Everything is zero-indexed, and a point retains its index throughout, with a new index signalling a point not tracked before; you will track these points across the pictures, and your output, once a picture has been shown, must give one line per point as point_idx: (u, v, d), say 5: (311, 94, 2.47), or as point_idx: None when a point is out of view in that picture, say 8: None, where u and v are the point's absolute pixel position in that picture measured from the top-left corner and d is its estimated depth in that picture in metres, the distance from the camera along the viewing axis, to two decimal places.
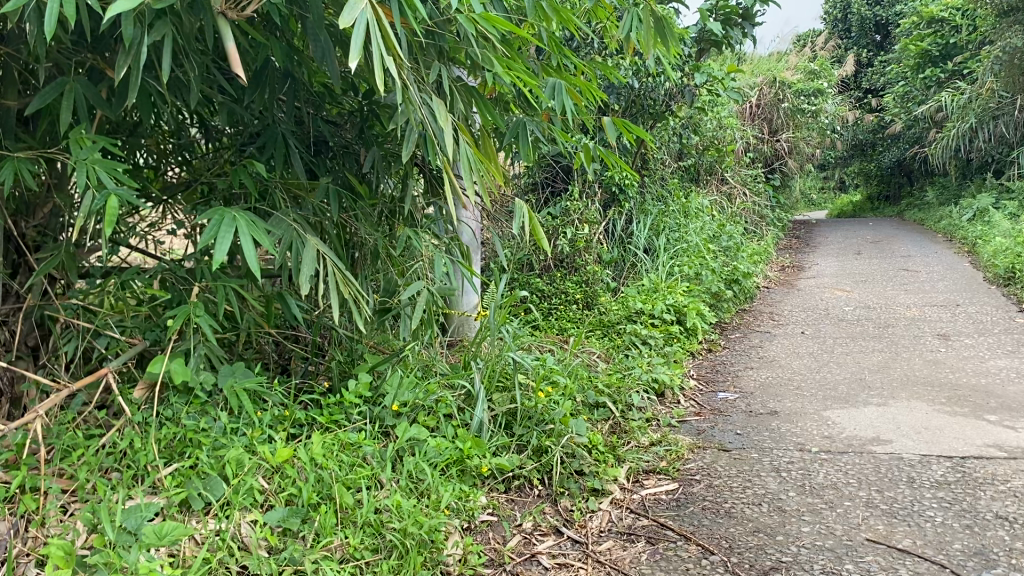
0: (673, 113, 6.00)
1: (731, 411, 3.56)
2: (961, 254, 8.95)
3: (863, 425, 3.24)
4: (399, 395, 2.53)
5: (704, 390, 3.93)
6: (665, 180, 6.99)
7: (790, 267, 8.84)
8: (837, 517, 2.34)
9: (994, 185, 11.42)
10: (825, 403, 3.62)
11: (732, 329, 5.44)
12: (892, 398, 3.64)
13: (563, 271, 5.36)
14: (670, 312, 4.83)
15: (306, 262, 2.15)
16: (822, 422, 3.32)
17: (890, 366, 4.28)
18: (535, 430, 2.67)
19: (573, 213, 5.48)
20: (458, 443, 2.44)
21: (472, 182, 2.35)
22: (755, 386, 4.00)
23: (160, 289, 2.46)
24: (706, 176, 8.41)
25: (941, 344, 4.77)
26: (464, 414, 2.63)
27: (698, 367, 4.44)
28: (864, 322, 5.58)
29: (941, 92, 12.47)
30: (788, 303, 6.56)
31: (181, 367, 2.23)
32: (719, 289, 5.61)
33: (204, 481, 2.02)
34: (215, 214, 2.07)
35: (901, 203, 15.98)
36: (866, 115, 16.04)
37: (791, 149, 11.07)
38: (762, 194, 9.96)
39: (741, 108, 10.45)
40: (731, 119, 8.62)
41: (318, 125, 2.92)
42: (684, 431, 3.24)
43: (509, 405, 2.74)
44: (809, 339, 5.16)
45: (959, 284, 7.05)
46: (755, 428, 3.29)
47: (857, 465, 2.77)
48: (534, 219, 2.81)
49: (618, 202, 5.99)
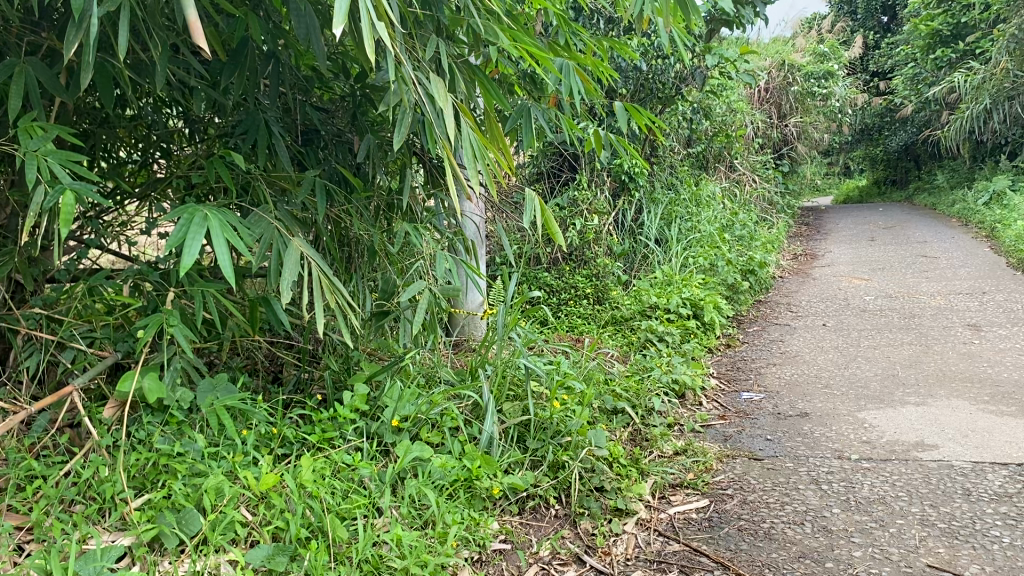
0: (683, 96, 5.74)
1: (757, 413, 3.32)
2: (979, 240, 8.67)
3: (903, 428, 2.99)
4: (400, 409, 2.28)
5: (726, 390, 3.68)
6: (675, 167, 6.73)
7: (803, 255, 8.58)
8: (890, 539, 2.10)
9: (1009, 167, 11.11)
10: (858, 403, 3.37)
11: (750, 322, 5.19)
12: (930, 396, 3.39)
13: (572, 264, 5.11)
14: (686, 306, 4.59)
15: (288, 268, 1.91)
16: (859, 425, 3.07)
17: (923, 360, 4.02)
18: (550, 444, 2.42)
19: (581, 204, 5.24)
20: (465, 461, 2.19)
21: (476, 170, 2.08)
22: (781, 385, 3.76)
23: (133, 295, 2.22)
24: (715, 163, 8.14)
25: (973, 335, 4.52)
26: (471, 428, 2.38)
27: (718, 365, 4.20)
28: (888, 313, 5.32)
29: (953, 72, 12.15)
30: (805, 293, 6.31)
31: (155, 383, 1.98)
32: (735, 281, 5.36)
33: (179, 515, 1.78)
34: (184, 212, 1.83)
35: (910, 187, 15.69)
36: (874, 99, 15.73)
37: (800, 134, 10.80)
38: (772, 181, 9.70)
39: (749, 92, 10.17)
40: (740, 104, 8.34)
41: (306, 113, 2.68)
42: (710, 438, 3.00)
43: (521, 416, 2.49)
44: (832, 331, 4.90)
45: (982, 271, 6.78)
46: (786, 432, 3.04)
47: (903, 475, 2.52)
48: (546, 211, 2.53)
49: (628, 191, 5.73)
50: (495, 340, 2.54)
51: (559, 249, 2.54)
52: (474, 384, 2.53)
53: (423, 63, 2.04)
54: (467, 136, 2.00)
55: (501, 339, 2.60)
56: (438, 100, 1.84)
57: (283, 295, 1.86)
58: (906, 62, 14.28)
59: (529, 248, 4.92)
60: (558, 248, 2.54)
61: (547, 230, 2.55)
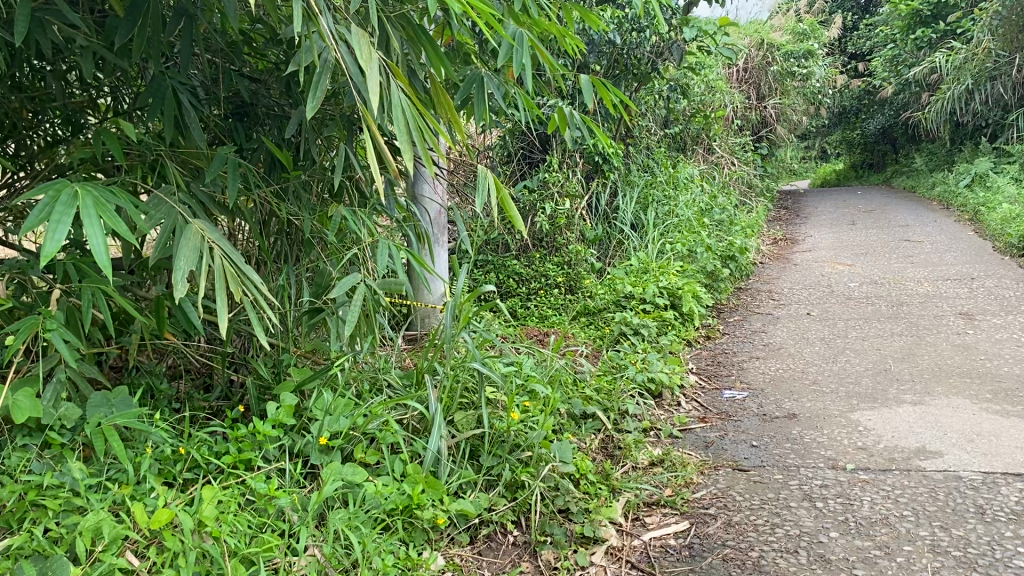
0: (660, 72, 5.42)
1: (741, 415, 3.02)
2: (963, 223, 8.46)
3: (902, 431, 2.71)
4: (330, 424, 1.96)
5: (707, 388, 3.39)
6: (651, 149, 6.42)
7: (784, 240, 8.33)
8: (898, 572, 1.81)
9: (989, 149, 10.92)
10: (850, 402, 3.09)
11: (731, 312, 4.91)
12: (928, 394, 3.12)
13: (542, 251, 4.81)
14: (663, 296, 4.29)
15: (181, 256, 1.58)
16: (852, 428, 2.78)
17: (917, 353, 3.76)
18: (508, 460, 2.10)
19: (551, 187, 4.91)
20: (405, 485, 1.87)
21: (415, 146, 1.75)
22: (766, 381, 3.47)
23: (11, 294, 1.87)
24: (693, 145, 7.84)
25: (966, 324, 4.26)
26: (416, 443, 2.06)
27: (697, 358, 3.91)
28: (875, 301, 5.06)
29: (934, 52, 11.92)
30: (787, 280, 6.03)
31: (29, 402, 1.64)
32: (715, 268, 5.07)
33: (43, 564, 1.46)
34: (48, 192, 1.50)
35: (887, 170, 15.51)
36: (853, 81, 15.50)
37: (779, 115, 10.51)
38: (752, 163, 9.41)
39: (728, 72, 9.87)
40: (718, 84, 8.04)
41: (233, 83, 2.33)
42: (689, 445, 2.70)
43: (475, 429, 2.14)
44: (818, 321, 4.62)
45: (968, 256, 6.55)
46: (773, 437, 2.74)
47: (906, 491, 2.23)
48: (502, 192, 2.20)
49: (601, 173, 5.42)
50: (447, 338, 2.22)
51: (520, 233, 2.24)
52: (421, 390, 2.19)
53: (344, 15, 1.73)
54: (401, 100, 1.69)
55: (455, 334, 2.23)
56: (360, 57, 1.54)
57: (174, 286, 1.52)
58: (885, 42, 14.06)
59: (495, 234, 4.60)
60: (519, 230, 2.24)
61: (505, 212, 2.23)
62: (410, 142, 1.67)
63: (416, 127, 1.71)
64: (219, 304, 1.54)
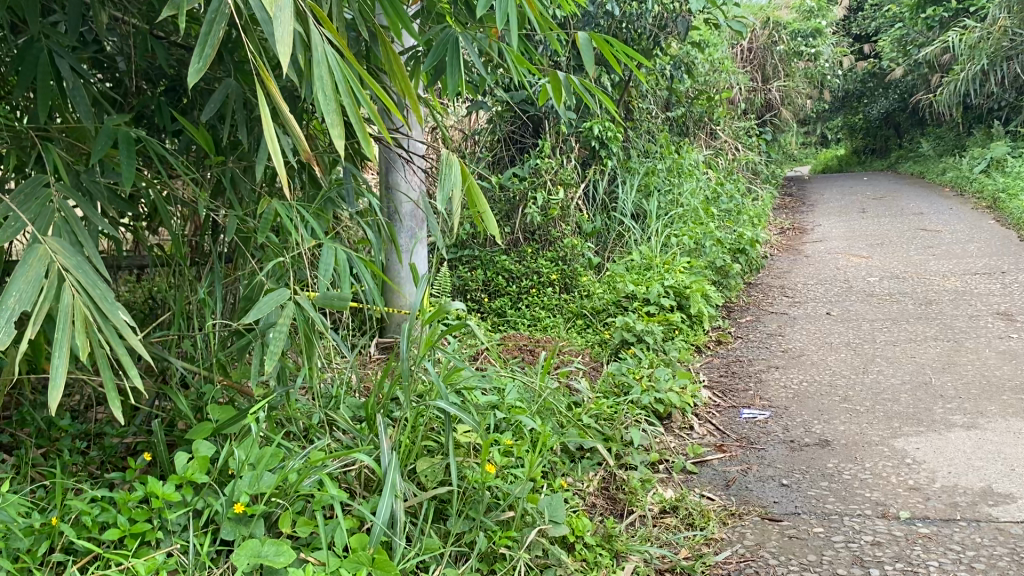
0: (664, 47, 4.96)
1: (765, 442, 2.58)
2: (980, 210, 8.02)
3: (960, 465, 2.28)
4: (243, 485, 1.51)
5: (722, 406, 2.96)
6: (653, 133, 5.97)
7: (791, 229, 7.91)
8: None
9: (1003, 134, 10.48)
10: (891, 425, 2.65)
11: (741, 312, 4.46)
12: (981, 414, 2.68)
13: (535, 246, 4.39)
14: (669, 296, 3.85)
15: (13, 293, 1.15)
16: (900, 460, 2.36)
17: (958, 360, 3.33)
18: (482, 524, 1.65)
19: (544, 173, 4.45)
20: (344, 568, 1.42)
21: (352, 119, 1.28)
22: (788, 397, 3.04)
23: None
24: (696, 129, 7.39)
25: (1007, 326, 3.83)
26: (366, 502, 1.61)
27: (708, 368, 3.47)
28: (900, 298, 4.63)
29: (945, 32, 11.42)
30: (799, 274, 5.60)
31: None
32: (725, 263, 4.62)
33: None
34: None
35: (891, 156, 15.08)
36: (857, 64, 15.01)
37: (785, 99, 10.03)
38: (757, 149, 8.96)
39: (733, 52, 9.39)
40: (723, 64, 7.57)
41: (145, 46, 1.85)
42: (707, 484, 2.26)
43: (441, 483, 1.68)
44: (839, 322, 4.19)
45: (993, 246, 6.12)
46: (807, 473, 2.30)
47: (982, 553, 1.80)
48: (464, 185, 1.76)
49: (599, 160, 4.95)
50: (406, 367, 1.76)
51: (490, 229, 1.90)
52: (373, 434, 1.73)
53: None
54: (328, 54, 1.24)
55: (417, 364, 1.77)
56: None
57: None
58: (894, 22, 13.56)
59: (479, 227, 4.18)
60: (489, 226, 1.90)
61: (475, 205, 1.89)
62: (338, 114, 1.22)
63: (349, 92, 1.26)
64: (57, 363, 1.13)
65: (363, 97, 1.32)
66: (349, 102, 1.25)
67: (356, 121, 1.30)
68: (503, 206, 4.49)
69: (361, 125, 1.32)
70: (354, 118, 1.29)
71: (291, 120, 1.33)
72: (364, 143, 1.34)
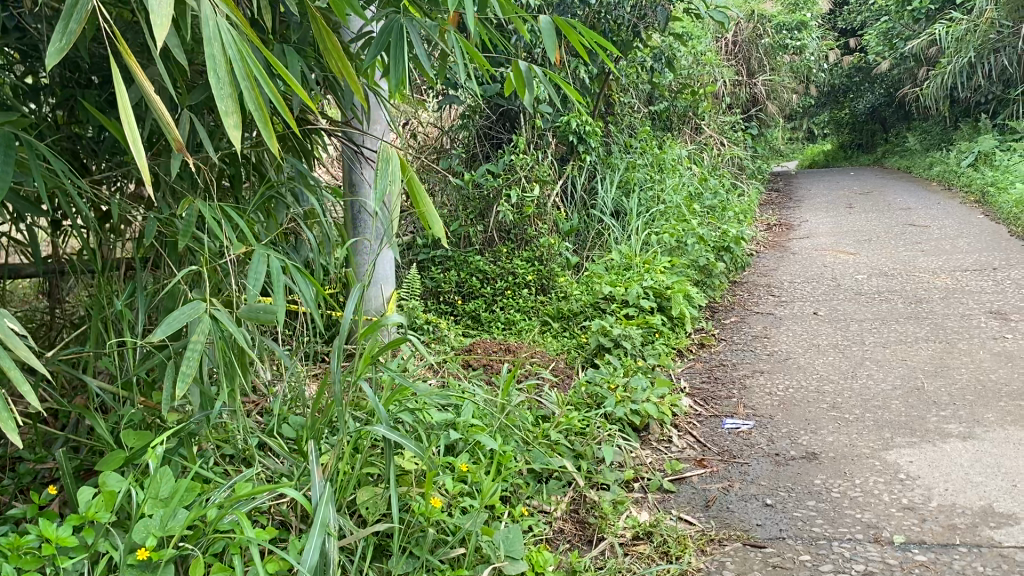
0: (643, 38, 4.77)
1: (749, 456, 2.41)
2: (968, 205, 7.88)
3: (958, 482, 2.11)
4: (153, 525, 1.32)
5: (704, 416, 2.78)
6: (634, 127, 5.79)
7: (777, 225, 7.76)
8: None
9: (989, 127, 10.36)
10: (883, 436, 2.48)
11: (725, 312, 4.30)
12: (978, 423, 2.52)
13: (510, 245, 4.21)
14: (649, 298, 3.68)
15: None
16: (893, 476, 2.19)
17: (950, 363, 3.17)
18: (428, 563, 1.46)
19: (518, 169, 4.26)
20: None
21: (250, 101, 1.16)
22: (773, 404, 2.87)
23: None
24: (680, 124, 7.22)
25: (1000, 326, 3.67)
26: (295, 541, 1.42)
27: (690, 374, 3.30)
28: (888, 296, 4.48)
29: (932, 24, 11.28)
30: (785, 271, 5.45)
31: None
32: (708, 262, 4.45)
33: None
34: None
35: (877, 150, 14.98)
36: (844, 57, 14.87)
37: (770, 93, 9.87)
38: (742, 144, 8.79)
39: (717, 45, 9.21)
40: (707, 57, 7.39)
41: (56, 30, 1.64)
42: (684, 505, 2.08)
43: (381, 516, 1.50)
44: (826, 322, 4.03)
45: (983, 241, 5.98)
46: (793, 492, 2.13)
47: None
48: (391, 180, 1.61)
49: (577, 155, 4.78)
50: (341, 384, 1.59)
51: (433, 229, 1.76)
52: (305, 463, 1.55)
53: None
54: (222, 29, 1.11)
55: (353, 382, 1.60)
56: None
57: None
58: (880, 15, 13.43)
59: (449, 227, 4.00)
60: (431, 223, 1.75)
61: (415, 200, 1.75)
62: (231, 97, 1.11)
63: (247, 73, 1.14)
64: None
65: (263, 79, 1.19)
66: (246, 84, 1.13)
67: (255, 108, 1.17)
68: (477, 204, 4.31)
69: (261, 114, 1.19)
70: (253, 105, 1.16)
71: (160, 106, 1.16)
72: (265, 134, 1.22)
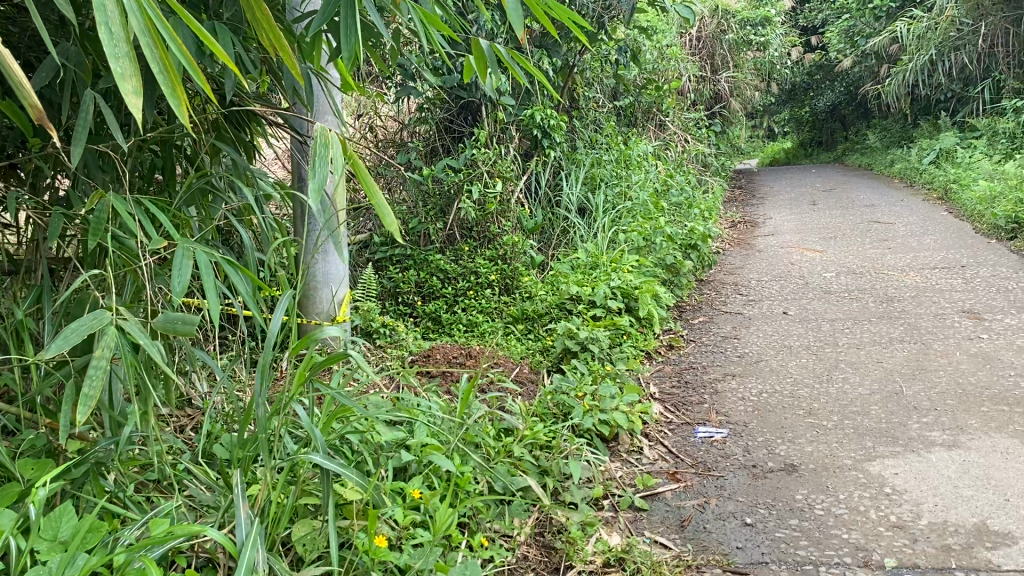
0: (608, 29, 4.61)
1: (725, 468, 2.26)
2: (932, 202, 7.86)
3: (948, 497, 1.98)
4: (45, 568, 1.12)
5: (676, 423, 2.63)
6: (599, 123, 5.64)
7: (743, 222, 7.67)
8: None
9: (950, 125, 10.39)
10: (863, 445, 2.35)
11: (693, 312, 4.17)
12: (962, 430, 2.40)
13: (471, 244, 4.03)
14: (617, 298, 3.52)
15: None
16: (879, 490, 2.05)
17: (929, 365, 3.06)
18: None
19: (479, 164, 4.07)
20: None
21: (158, 68, 1.02)
22: (748, 410, 2.73)
23: None
24: (645, 119, 7.08)
25: (975, 326, 3.58)
26: None
27: (659, 378, 3.15)
28: (859, 295, 4.38)
29: (894, 22, 11.28)
30: (752, 269, 5.34)
31: None
32: (676, 260, 4.30)
33: None
34: None
35: (837, 147, 15.03)
36: (806, 55, 14.88)
37: (733, 89, 9.78)
38: (707, 140, 8.70)
39: (681, 40, 9.11)
40: (671, 51, 7.27)
41: None
42: (658, 525, 1.93)
43: (317, 557, 1.32)
44: (797, 322, 3.91)
45: (949, 239, 5.93)
46: (773, 509, 1.99)
47: None
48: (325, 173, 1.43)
49: (541, 151, 4.61)
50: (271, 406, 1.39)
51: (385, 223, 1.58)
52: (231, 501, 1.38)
53: None
54: None
55: (286, 404, 1.41)
56: None
57: None
58: (842, 12, 13.45)
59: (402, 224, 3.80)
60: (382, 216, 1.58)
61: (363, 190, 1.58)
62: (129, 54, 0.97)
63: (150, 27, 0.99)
64: None
65: (171, 38, 1.05)
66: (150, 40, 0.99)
67: (164, 72, 1.03)
68: (437, 200, 4.09)
69: (169, 78, 1.05)
70: (160, 67, 1.02)
71: (22, 80, 0.94)
72: (175, 104, 1.08)
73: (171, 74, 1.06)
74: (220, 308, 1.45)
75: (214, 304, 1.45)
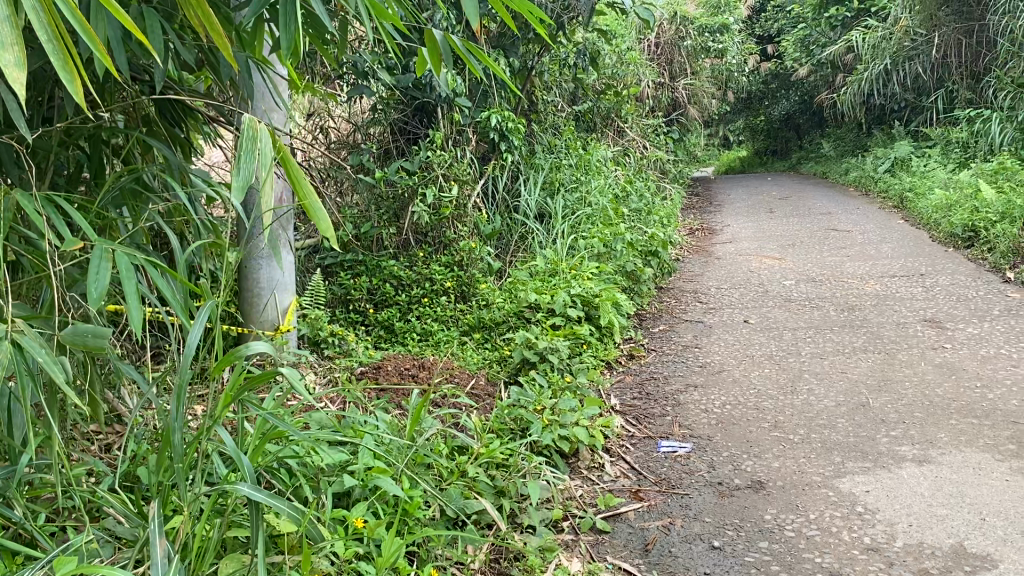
0: (568, 32, 4.52)
1: (690, 486, 2.15)
2: (887, 210, 7.91)
3: (924, 517, 1.90)
4: None
5: (638, 437, 2.52)
6: (558, 127, 5.54)
7: (701, 230, 7.63)
8: None
9: (903, 135, 10.50)
10: (832, 461, 2.26)
11: (653, 321, 4.08)
12: (932, 445, 2.32)
13: (426, 250, 3.90)
14: (576, 306, 3.42)
15: None
16: (852, 510, 1.96)
17: (893, 376, 2.99)
18: None
19: (435, 167, 3.94)
20: None
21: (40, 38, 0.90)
22: (712, 423, 2.63)
23: None
24: (604, 125, 7.01)
25: (938, 335, 3.53)
26: None
27: (620, 389, 3.04)
28: (820, 303, 4.33)
29: (848, 31, 11.40)
30: (712, 276, 5.27)
31: None
32: (636, 268, 4.22)
33: None
34: None
35: (791, 157, 15.15)
36: (762, 64, 15.00)
37: (691, 97, 9.76)
38: (664, 147, 8.66)
39: (640, 46, 9.07)
40: (630, 56, 7.21)
41: None
42: (621, 550, 1.81)
43: None
44: (759, 331, 3.83)
45: (906, 247, 5.93)
46: (742, 530, 1.88)
47: None
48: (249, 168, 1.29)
49: (498, 154, 4.50)
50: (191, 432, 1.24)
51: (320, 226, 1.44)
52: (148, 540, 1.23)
53: None
54: None
55: (209, 429, 1.27)
56: None
57: None
58: (798, 22, 13.55)
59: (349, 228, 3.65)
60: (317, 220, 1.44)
61: (296, 189, 1.44)
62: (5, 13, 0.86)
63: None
64: None
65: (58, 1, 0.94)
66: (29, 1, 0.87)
67: (49, 41, 0.92)
68: (391, 204, 3.95)
69: (59, 48, 0.93)
70: (43, 33, 0.91)
71: None
72: (64, 78, 0.96)
73: (60, 44, 0.94)
74: (137, 319, 1.32)
75: (132, 315, 1.32)
